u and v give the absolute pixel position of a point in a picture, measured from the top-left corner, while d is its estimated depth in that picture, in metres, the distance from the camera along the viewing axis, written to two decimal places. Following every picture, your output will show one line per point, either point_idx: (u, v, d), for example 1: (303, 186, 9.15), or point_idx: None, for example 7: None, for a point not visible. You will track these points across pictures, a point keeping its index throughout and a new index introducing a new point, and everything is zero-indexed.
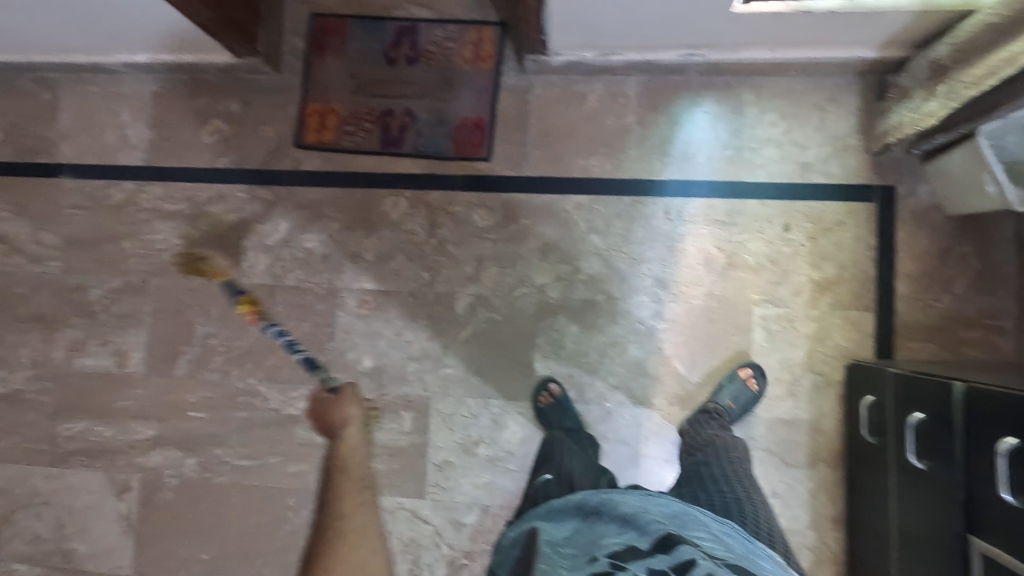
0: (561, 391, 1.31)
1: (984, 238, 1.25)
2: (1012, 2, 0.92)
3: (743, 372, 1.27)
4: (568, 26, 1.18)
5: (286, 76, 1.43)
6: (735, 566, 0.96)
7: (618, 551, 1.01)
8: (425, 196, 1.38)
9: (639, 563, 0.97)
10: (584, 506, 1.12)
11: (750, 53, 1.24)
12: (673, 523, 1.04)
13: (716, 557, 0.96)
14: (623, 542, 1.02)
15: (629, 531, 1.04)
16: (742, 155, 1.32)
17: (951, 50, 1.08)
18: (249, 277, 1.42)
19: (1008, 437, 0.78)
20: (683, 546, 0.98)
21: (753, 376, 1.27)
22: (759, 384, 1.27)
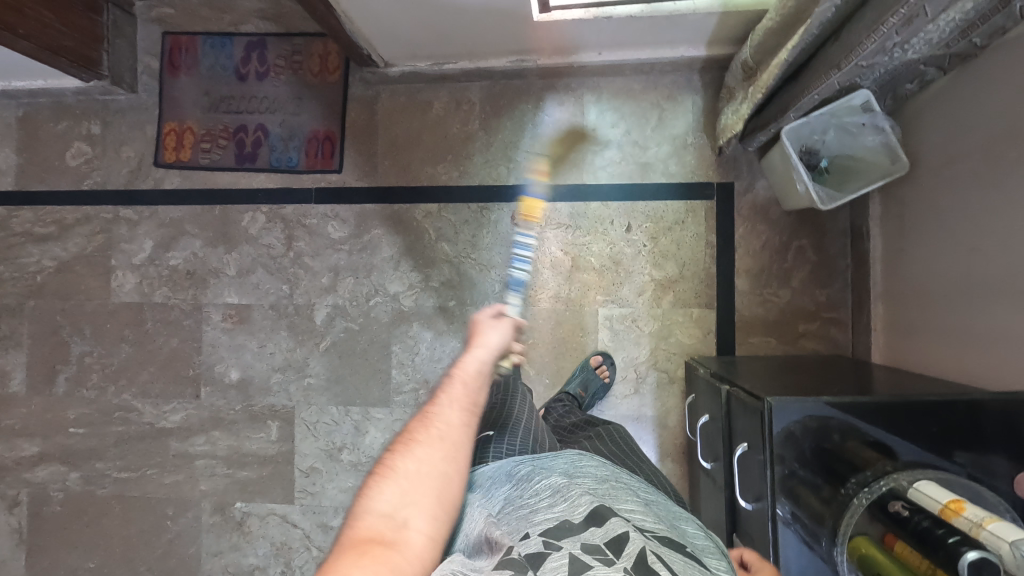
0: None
1: (819, 232, 1.27)
2: (777, 7, 0.93)
3: (594, 360, 1.31)
4: (386, 39, 1.19)
5: (143, 96, 1.45)
6: (671, 538, 0.65)
7: (549, 528, 0.63)
8: (281, 210, 1.41)
9: (573, 539, 0.60)
10: (512, 472, 0.79)
11: (577, 57, 1.25)
12: (611, 495, 0.71)
13: (649, 528, 0.65)
14: (555, 519, 0.64)
15: (560, 505, 0.67)
16: (584, 159, 1.33)
17: (751, 52, 1.07)
18: (119, 296, 1.46)
19: (742, 444, 0.87)
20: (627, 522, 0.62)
21: (604, 365, 1.30)
22: (611, 373, 1.30)
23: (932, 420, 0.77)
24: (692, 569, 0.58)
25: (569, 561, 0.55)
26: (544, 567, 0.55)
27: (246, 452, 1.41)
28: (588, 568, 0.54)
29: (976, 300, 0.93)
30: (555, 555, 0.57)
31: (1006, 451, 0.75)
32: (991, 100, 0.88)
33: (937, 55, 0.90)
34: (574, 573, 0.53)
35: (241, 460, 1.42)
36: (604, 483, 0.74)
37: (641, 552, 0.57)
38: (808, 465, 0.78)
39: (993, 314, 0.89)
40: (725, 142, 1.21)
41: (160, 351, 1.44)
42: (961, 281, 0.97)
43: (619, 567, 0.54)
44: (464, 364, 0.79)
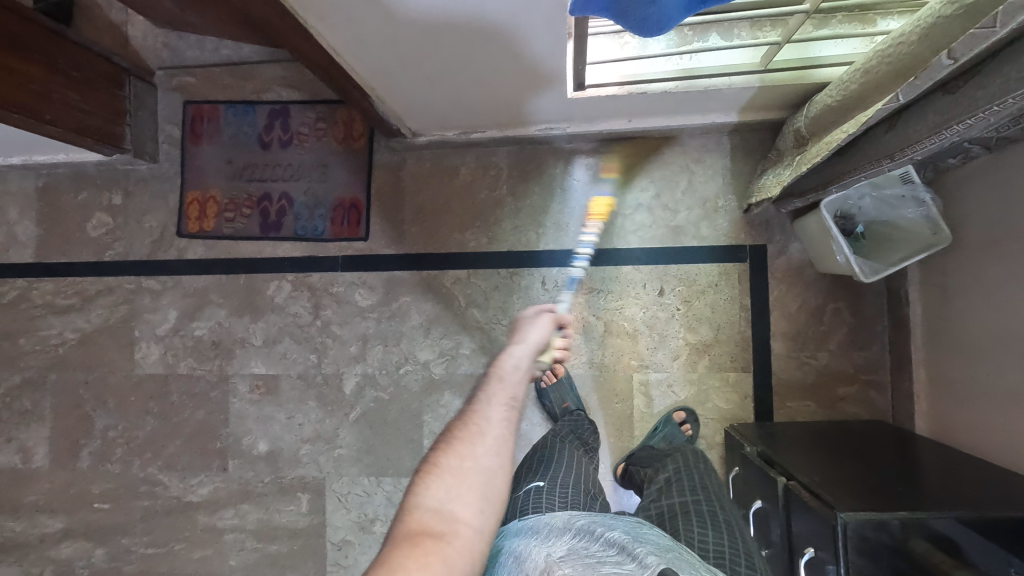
0: (564, 372, 1.30)
1: (855, 294, 1.25)
2: (844, 85, 0.90)
3: (678, 415, 1.27)
4: (413, 112, 1.20)
5: (164, 165, 1.44)
6: None
7: None
8: (307, 279, 1.39)
9: None
10: (568, 525, 0.80)
11: (608, 123, 1.24)
12: (675, 559, 0.70)
13: None
14: (622, 573, 0.65)
15: (628, 561, 0.68)
16: (614, 223, 1.32)
17: (807, 121, 1.04)
18: (143, 368, 1.44)
19: (808, 547, 0.85)
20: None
21: (687, 421, 1.26)
22: (693, 427, 1.26)
23: (1013, 529, 0.75)
24: None
25: None
26: None
27: (277, 525, 1.39)
28: None
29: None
30: None
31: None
32: None
33: (983, 137, 0.90)
34: None
35: (271, 534, 1.39)
36: (669, 544, 0.74)
37: None
38: (894, 571, 0.75)
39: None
40: (755, 202, 1.20)
41: (187, 423, 1.42)
42: (1005, 356, 0.96)
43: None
44: (502, 361, 0.77)
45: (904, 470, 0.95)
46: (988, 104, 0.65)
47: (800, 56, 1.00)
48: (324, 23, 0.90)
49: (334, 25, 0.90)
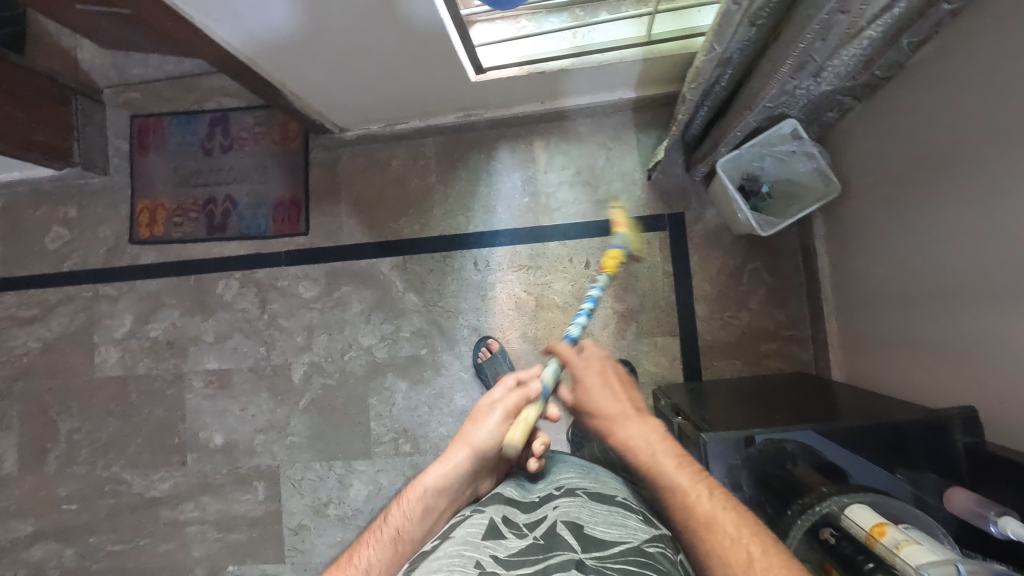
0: (499, 347, 1.35)
1: (771, 253, 1.30)
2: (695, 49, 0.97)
3: None
4: (335, 107, 1.27)
5: (115, 177, 1.52)
6: (603, 494, 0.69)
7: (485, 501, 0.69)
8: (253, 275, 1.46)
9: (498, 508, 0.66)
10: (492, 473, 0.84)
11: (521, 107, 1.32)
12: (559, 474, 0.75)
13: (583, 489, 0.70)
14: (496, 493, 0.70)
15: (506, 484, 0.73)
16: (539, 202, 1.38)
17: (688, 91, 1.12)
18: (103, 371, 1.50)
19: None
20: (555, 501, 0.67)
21: (625, 372, 1.31)
22: (632, 378, 1.31)
23: (890, 443, 0.74)
24: (608, 519, 0.63)
25: (486, 523, 0.63)
26: (466, 527, 0.63)
27: (235, 515, 1.43)
28: (500, 533, 0.61)
29: (927, 313, 0.94)
30: (477, 518, 0.64)
31: (967, 468, 0.72)
32: (903, 124, 0.93)
33: (846, 86, 0.96)
34: (488, 532, 0.61)
35: (230, 524, 1.43)
36: (554, 467, 0.78)
37: (554, 521, 0.63)
38: (757, 482, 0.79)
39: (955, 326, 0.87)
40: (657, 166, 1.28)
41: (146, 421, 1.48)
42: (902, 294, 0.99)
43: (530, 539, 0.61)
44: (433, 468, 0.75)
45: (802, 410, 1.00)
46: (795, 44, 0.72)
47: (680, 27, 1.07)
48: (217, 24, 0.96)
49: (228, 25, 0.96)
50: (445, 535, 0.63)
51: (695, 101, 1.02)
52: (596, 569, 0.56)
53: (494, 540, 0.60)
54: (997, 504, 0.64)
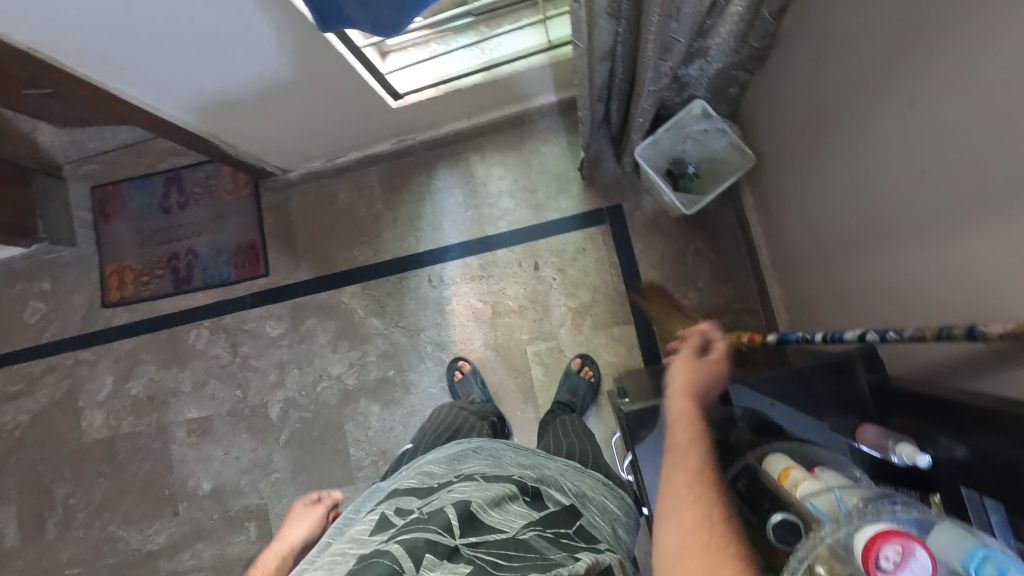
0: (470, 367, 1.37)
1: (709, 231, 1.33)
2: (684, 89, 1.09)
3: (575, 363, 1.34)
4: (274, 152, 1.34)
5: (83, 246, 1.59)
6: (500, 477, 0.71)
7: (383, 496, 0.69)
8: (221, 321, 1.51)
9: (392, 500, 0.66)
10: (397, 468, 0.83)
11: (451, 125, 1.39)
12: (464, 459, 0.76)
13: (480, 474, 0.71)
14: (393, 486, 0.71)
15: (409, 473, 0.73)
16: (482, 214, 1.42)
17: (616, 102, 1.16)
18: (91, 433, 1.55)
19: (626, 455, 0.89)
20: (452, 485, 0.68)
21: (585, 366, 1.33)
22: (593, 371, 1.33)
23: (802, 391, 0.77)
24: (498, 502, 0.65)
25: (377, 517, 0.63)
26: (358, 526, 0.63)
27: (231, 557, 1.45)
28: (390, 522, 0.62)
29: (833, 268, 0.95)
30: (372, 514, 0.65)
31: (877, 408, 0.74)
32: (787, 89, 0.96)
33: (733, 62, 1.01)
34: (376, 526, 0.61)
35: (227, 567, 1.45)
36: (464, 449, 0.79)
37: (444, 502, 0.64)
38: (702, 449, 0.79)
39: (856, 276, 0.88)
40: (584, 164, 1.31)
41: (136, 477, 1.52)
42: (816, 253, 1.01)
43: (415, 518, 0.61)
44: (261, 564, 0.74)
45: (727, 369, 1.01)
46: (649, 27, 0.76)
47: None
48: (128, 85, 0.98)
49: (140, 84, 0.99)
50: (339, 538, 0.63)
51: (599, 96, 1.06)
52: (473, 555, 0.58)
53: (380, 529, 0.60)
54: (897, 433, 0.67)
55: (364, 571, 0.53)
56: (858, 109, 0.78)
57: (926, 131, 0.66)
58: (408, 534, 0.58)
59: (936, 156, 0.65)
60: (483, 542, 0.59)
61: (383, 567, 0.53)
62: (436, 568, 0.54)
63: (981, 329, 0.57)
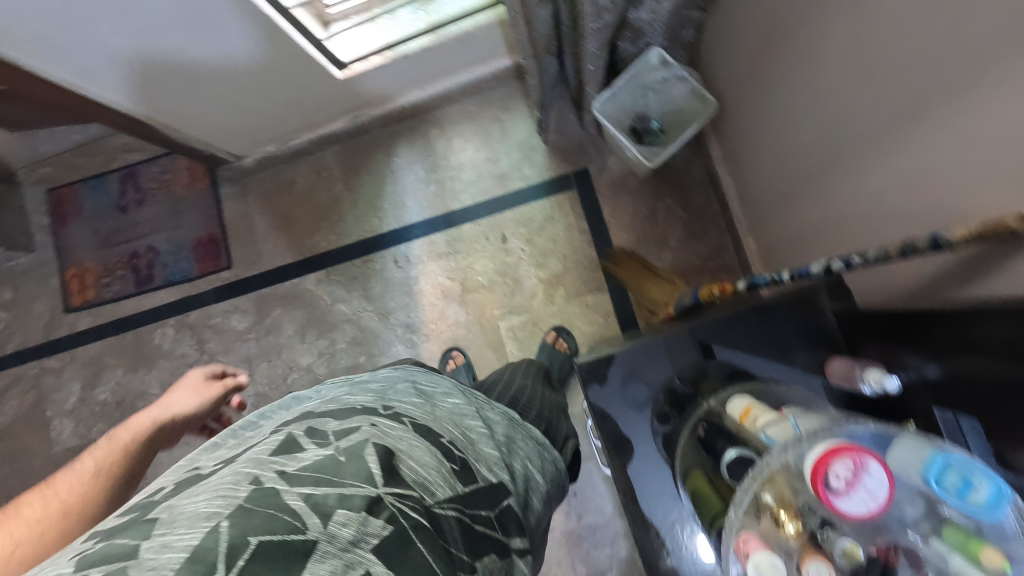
0: (464, 359, 1.30)
1: (679, 188, 1.28)
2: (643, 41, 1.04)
3: (550, 336, 1.28)
4: (223, 137, 1.29)
5: (41, 252, 1.54)
6: (430, 429, 0.59)
7: (287, 420, 0.56)
8: (186, 319, 1.46)
9: (303, 422, 0.54)
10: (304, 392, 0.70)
11: (406, 98, 1.34)
12: (395, 397, 0.64)
13: (410, 418, 0.59)
14: (301, 412, 0.58)
15: (324, 401, 0.60)
16: (444, 187, 1.37)
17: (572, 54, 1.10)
18: (60, 444, 1.49)
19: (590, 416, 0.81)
20: (375, 417, 0.56)
21: (560, 338, 1.27)
22: (569, 342, 1.27)
23: (765, 329, 0.70)
24: (428, 459, 0.54)
25: (279, 440, 0.50)
26: (252, 448, 0.50)
27: None
28: (296, 448, 0.49)
29: (800, 204, 0.89)
30: (271, 436, 0.51)
31: (844, 338, 0.69)
32: (739, 18, 0.91)
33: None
34: (276, 450, 0.48)
35: None
36: (389, 383, 0.68)
37: (365, 439, 0.51)
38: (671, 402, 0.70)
39: (823, 209, 0.83)
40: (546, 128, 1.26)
41: None
42: (782, 194, 0.96)
43: (326, 451, 0.49)
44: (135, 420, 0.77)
45: None
46: None
47: None
48: (48, 62, 0.95)
49: (56, 58, 0.94)
50: (230, 456, 0.49)
51: (545, 46, 1.01)
52: (397, 512, 0.46)
53: (282, 457, 0.47)
54: (865, 361, 0.63)
55: (251, 516, 0.40)
56: (805, 24, 0.73)
57: (875, 28, 0.61)
58: (315, 478, 0.46)
59: (885, 52, 0.60)
60: (407, 494, 0.48)
61: (279, 520, 0.41)
62: (349, 523, 0.43)
63: (945, 236, 0.52)
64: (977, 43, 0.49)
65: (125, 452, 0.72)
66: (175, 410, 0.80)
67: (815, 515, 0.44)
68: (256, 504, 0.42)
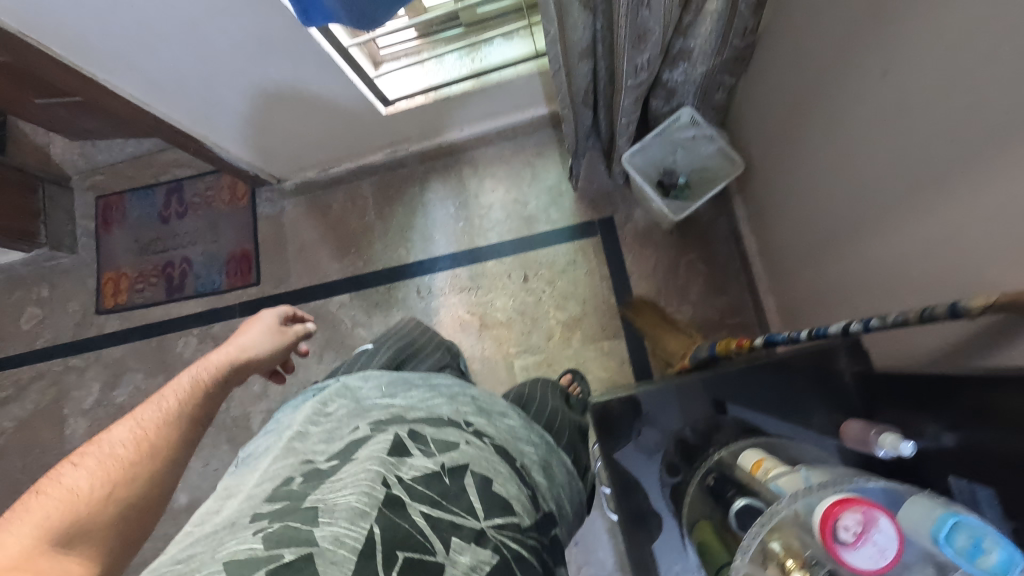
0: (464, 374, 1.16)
1: (702, 243, 1.30)
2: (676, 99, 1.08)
3: (563, 378, 1.27)
4: (269, 159, 1.35)
5: (83, 254, 1.61)
6: (506, 450, 0.67)
7: (386, 420, 0.64)
8: (210, 330, 1.50)
9: (406, 430, 0.62)
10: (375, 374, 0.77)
11: (444, 137, 1.40)
12: (472, 412, 0.71)
13: (489, 437, 0.67)
14: (397, 415, 0.66)
15: (414, 407, 0.68)
16: (472, 225, 1.41)
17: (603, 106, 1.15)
18: (72, 442, 1.51)
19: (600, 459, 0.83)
20: (465, 436, 0.64)
21: (574, 381, 1.25)
22: (582, 386, 1.25)
23: (776, 385, 0.72)
24: (513, 487, 0.61)
25: (390, 448, 0.58)
26: (365, 448, 0.58)
27: None
28: (407, 456, 0.58)
29: (823, 266, 0.90)
30: (381, 438, 0.60)
31: (861, 400, 0.70)
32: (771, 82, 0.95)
33: (719, 64, 1.00)
34: (393, 457, 0.57)
35: None
36: (458, 392, 0.75)
37: (466, 463, 0.59)
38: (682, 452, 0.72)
39: (845, 273, 0.84)
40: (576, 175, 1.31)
41: None
42: (804, 256, 0.97)
43: (433, 465, 0.58)
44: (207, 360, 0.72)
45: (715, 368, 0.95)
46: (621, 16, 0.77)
47: None
48: (116, 78, 1.02)
49: (127, 75, 1.01)
50: (349, 453, 0.59)
51: (583, 100, 1.06)
52: (497, 540, 0.54)
53: (396, 460, 0.57)
54: (879, 426, 0.63)
55: (393, 534, 0.49)
56: (834, 96, 0.77)
57: (903, 105, 0.63)
58: (431, 495, 0.54)
59: (911, 127, 0.63)
60: (506, 523, 0.56)
61: (414, 537, 0.50)
62: (464, 551, 0.51)
63: (964, 304, 0.52)
64: (999, 121, 0.51)
65: (201, 389, 0.66)
66: (249, 351, 0.77)
67: (822, 569, 0.43)
68: (390, 512, 0.51)
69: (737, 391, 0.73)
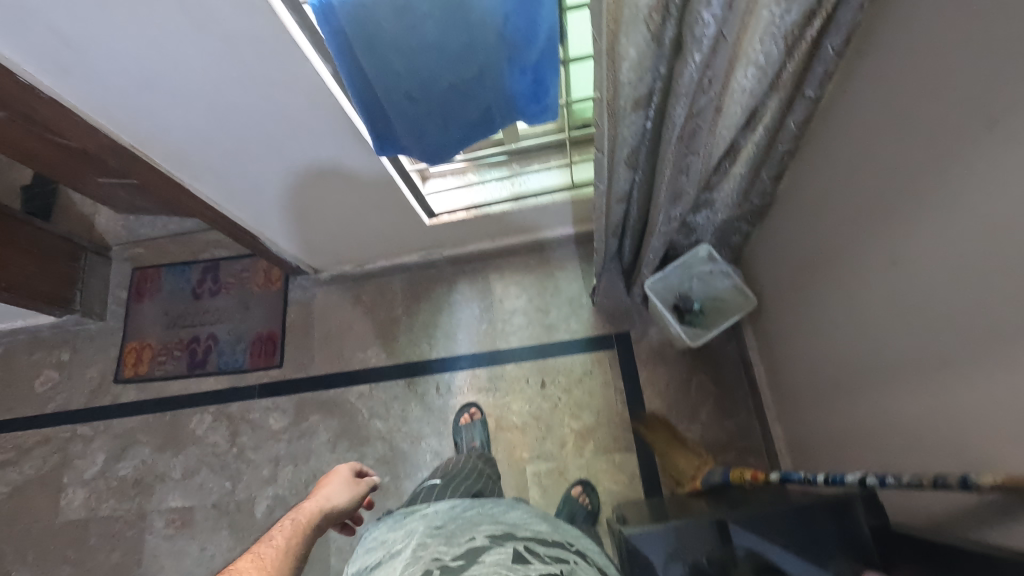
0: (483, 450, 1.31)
1: (713, 365, 1.38)
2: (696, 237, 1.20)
3: (575, 489, 1.31)
4: (311, 251, 1.44)
5: (110, 322, 1.66)
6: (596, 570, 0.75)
7: (495, 534, 0.74)
8: (226, 408, 1.52)
9: (516, 544, 0.71)
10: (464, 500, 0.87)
11: (476, 245, 1.51)
12: (560, 533, 0.81)
13: (582, 557, 0.76)
14: (503, 531, 0.75)
15: (513, 526, 0.78)
16: (495, 327, 1.49)
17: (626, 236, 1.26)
18: (66, 514, 1.48)
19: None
20: (564, 554, 0.74)
21: (584, 493, 1.30)
22: (592, 499, 1.30)
23: (801, 531, 0.77)
24: None
25: (510, 555, 0.68)
26: (486, 556, 0.68)
27: None
28: (527, 561, 0.67)
29: (834, 407, 0.97)
30: (499, 549, 0.69)
31: (878, 553, 0.74)
32: (784, 237, 1.06)
33: (737, 213, 1.12)
34: (514, 561, 0.67)
35: None
36: (543, 519, 0.85)
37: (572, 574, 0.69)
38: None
39: (855, 419, 0.90)
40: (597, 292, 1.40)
41: (101, 568, 1.42)
42: (814, 395, 1.04)
43: (552, 570, 0.67)
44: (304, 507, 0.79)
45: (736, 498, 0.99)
46: (663, 182, 0.88)
47: None
48: (200, 182, 1.10)
49: (210, 181, 1.10)
50: (470, 558, 0.68)
51: (613, 233, 1.17)
52: None
53: (518, 566, 0.65)
54: None
55: None
56: (844, 263, 0.87)
57: (909, 288, 0.73)
58: None
59: (917, 308, 0.72)
60: None
61: None
62: None
63: (974, 479, 0.59)
64: (998, 324, 0.60)
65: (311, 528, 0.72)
66: (335, 500, 0.84)
67: None
68: None
69: (759, 530, 0.77)
